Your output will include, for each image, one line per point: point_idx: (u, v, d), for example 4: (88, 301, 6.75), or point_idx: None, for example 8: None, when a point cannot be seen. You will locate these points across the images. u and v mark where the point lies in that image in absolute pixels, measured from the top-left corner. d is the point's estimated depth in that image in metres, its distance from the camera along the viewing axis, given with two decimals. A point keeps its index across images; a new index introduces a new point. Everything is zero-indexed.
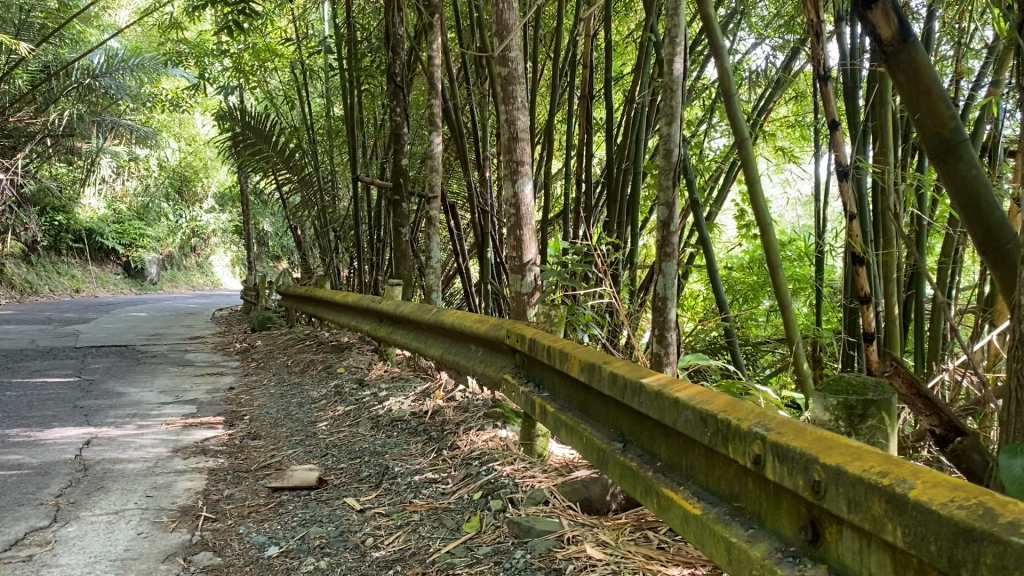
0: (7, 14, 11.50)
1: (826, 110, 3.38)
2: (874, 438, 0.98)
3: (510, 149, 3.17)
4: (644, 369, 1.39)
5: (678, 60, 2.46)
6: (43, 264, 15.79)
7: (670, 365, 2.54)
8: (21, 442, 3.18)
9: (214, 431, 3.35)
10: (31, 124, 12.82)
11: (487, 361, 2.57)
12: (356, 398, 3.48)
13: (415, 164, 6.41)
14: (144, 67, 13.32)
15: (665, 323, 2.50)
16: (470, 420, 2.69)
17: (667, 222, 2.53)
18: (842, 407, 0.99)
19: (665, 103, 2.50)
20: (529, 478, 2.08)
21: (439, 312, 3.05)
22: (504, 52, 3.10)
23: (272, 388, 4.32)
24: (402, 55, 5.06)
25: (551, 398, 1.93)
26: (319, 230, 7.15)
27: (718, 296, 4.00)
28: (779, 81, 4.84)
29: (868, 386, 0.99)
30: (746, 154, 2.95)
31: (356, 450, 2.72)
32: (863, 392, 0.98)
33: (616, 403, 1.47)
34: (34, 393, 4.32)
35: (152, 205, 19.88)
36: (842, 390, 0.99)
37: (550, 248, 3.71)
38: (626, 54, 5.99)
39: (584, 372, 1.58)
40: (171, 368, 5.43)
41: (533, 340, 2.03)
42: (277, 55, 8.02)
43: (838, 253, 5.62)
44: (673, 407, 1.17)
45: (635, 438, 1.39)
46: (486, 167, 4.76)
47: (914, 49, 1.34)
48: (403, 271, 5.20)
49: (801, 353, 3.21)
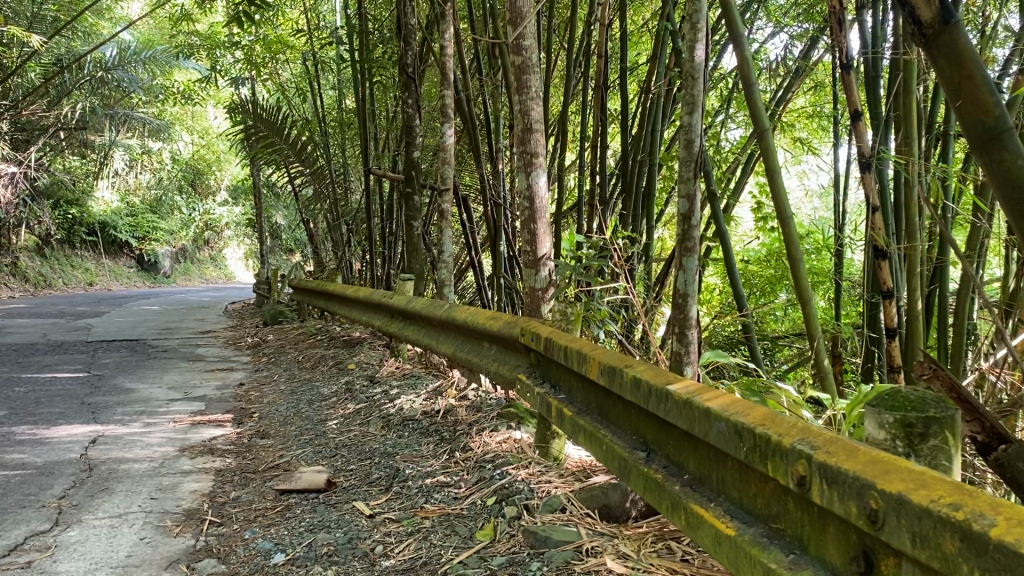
0: (19, 6, 11.48)
1: (848, 99, 3.27)
2: (936, 459, 0.92)
3: (524, 141, 3.07)
4: (668, 375, 1.30)
5: (699, 46, 2.38)
6: (57, 257, 15.80)
7: (690, 365, 2.45)
8: (26, 440, 3.12)
9: (223, 429, 3.28)
10: (44, 117, 12.83)
11: (501, 360, 2.48)
12: (367, 396, 3.41)
13: (427, 156, 6.33)
14: (156, 59, 13.51)
15: (686, 320, 2.40)
16: (483, 420, 2.61)
17: (688, 216, 2.43)
18: (900, 425, 0.93)
19: (686, 91, 2.40)
20: (545, 483, 2.00)
21: (451, 308, 2.97)
22: (518, 40, 3.00)
23: (282, 384, 4.25)
24: (414, 45, 4.97)
25: (568, 400, 1.85)
26: (331, 223, 7.09)
27: (737, 292, 3.89)
28: (798, 70, 4.73)
29: (928, 402, 0.94)
30: (766, 144, 2.85)
31: (366, 451, 2.65)
32: (922, 408, 0.93)
33: (638, 409, 1.38)
34: (42, 389, 4.28)
35: (166, 199, 19.90)
36: (899, 406, 0.93)
37: (564, 242, 3.62)
38: (641, 44, 5.90)
39: (604, 375, 1.50)
40: (181, 363, 5.38)
41: (549, 339, 1.94)
42: (287, 46, 7.95)
43: (858, 246, 5.51)
44: (704, 418, 1.08)
45: (660, 448, 1.30)
46: (500, 159, 4.67)
47: (957, 31, 1.20)
48: (415, 265, 5.12)
49: (822, 349, 3.12)
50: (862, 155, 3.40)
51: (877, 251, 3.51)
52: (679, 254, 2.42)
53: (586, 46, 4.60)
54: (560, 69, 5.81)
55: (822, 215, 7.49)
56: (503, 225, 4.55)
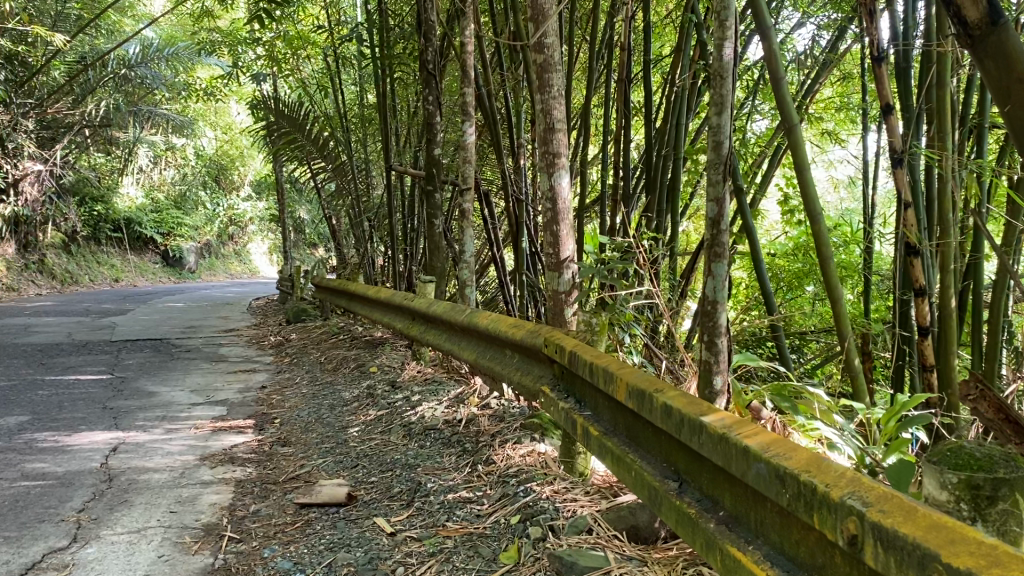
0: (44, 5, 11.54)
1: (879, 93, 3.17)
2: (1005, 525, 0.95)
3: (546, 141, 2.99)
4: (702, 403, 1.24)
5: (728, 45, 2.28)
6: (83, 253, 15.91)
7: (720, 375, 2.38)
8: (48, 448, 3.11)
9: (244, 436, 3.25)
10: (69, 115, 12.91)
11: (524, 370, 2.42)
12: (388, 402, 3.36)
13: (449, 152, 6.27)
14: (178, 56, 13.60)
15: (715, 328, 2.33)
16: (506, 431, 2.56)
17: (717, 219, 2.34)
18: (966, 487, 0.96)
19: (715, 91, 2.32)
20: (570, 501, 1.94)
21: (473, 314, 2.91)
22: (539, 37, 2.91)
23: (304, 388, 4.22)
24: (434, 41, 4.90)
25: (594, 418, 1.78)
26: (352, 220, 7.05)
27: (766, 296, 3.89)
28: (826, 61, 4.61)
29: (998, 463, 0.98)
30: (796, 141, 2.74)
31: (387, 462, 2.60)
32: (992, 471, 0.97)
33: (668, 436, 1.32)
34: (65, 393, 4.27)
35: (190, 194, 19.98)
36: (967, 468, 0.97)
37: (587, 241, 3.55)
38: (664, 36, 5.80)
39: (632, 398, 1.43)
40: (204, 364, 5.37)
41: (573, 353, 1.88)
42: (308, 42, 7.91)
43: (887, 240, 5.38)
44: (741, 458, 1.02)
45: (694, 480, 1.24)
46: (522, 155, 4.59)
47: (1006, 32, 1.12)
48: (436, 264, 5.07)
49: (853, 348, 3.04)
50: (893, 150, 3.31)
51: (909, 248, 3.42)
52: (708, 259, 2.34)
53: (609, 39, 4.50)
54: (583, 62, 5.72)
55: (850, 208, 7.34)
56: (524, 220, 4.47)
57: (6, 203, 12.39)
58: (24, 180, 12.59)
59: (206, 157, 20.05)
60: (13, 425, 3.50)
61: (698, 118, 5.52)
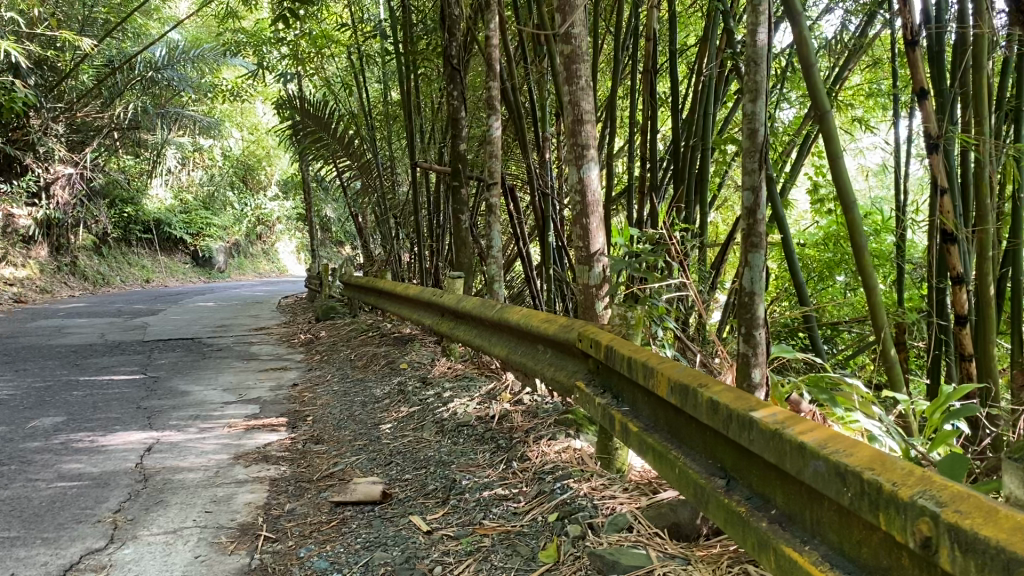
0: (71, 9, 11.66)
1: (913, 77, 3.09)
2: None
3: (574, 133, 2.94)
4: (750, 398, 1.21)
5: (761, 30, 2.22)
6: (114, 254, 16.09)
7: (759, 367, 2.33)
8: (83, 448, 3.13)
9: (276, 434, 3.25)
10: (98, 119, 13.05)
11: (557, 365, 2.39)
12: (420, 399, 3.34)
13: (474, 147, 6.23)
14: (204, 58, 13.69)
15: (753, 321, 2.28)
16: (540, 427, 2.53)
17: (754, 208, 2.28)
18: None
19: (749, 77, 2.26)
20: (609, 499, 1.91)
21: (504, 309, 2.88)
22: (567, 28, 2.87)
23: (335, 385, 4.21)
24: (458, 36, 4.87)
25: (633, 414, 1.75)
26: (379, 217, 7.04)
27: (798, 288, 3.84)
28: (856, 46, 4.51)
29: None
30: (829, 128, 2.67)
31: (421, 459, 2.58)
32: None
33: (714, 432, 1.28)
34: (99, 393, 4.30)
35: (218, 194, 20.16)
36: None
37: (617, 233, 3.50)
38: (690, 25, 5.72)
39: (675, 393, 1.40)
40: (235, 363, 5.39)
41: (610, 348, 1.84)
42: (332, 41, 7.92)
43: (921, 228, 5.27)
44: (797, 455, 0.99)
45: (742, 477, 1.21)
46: (547, 148, 4.54)
47: None
48: (464, 259, 5.04)
49: (888, 338, 2.97)
50: (928, 136, 3.23)
51: (946, 235, 3.35)
52: (745, 250, 2.28)
53: (634, 28, 4.44)
54: (607, 53, 5.66)
55: (881, 196, 7.21)
56: (551, 214, 4.42)
57: (38, 207, 12.57)
58: (55, 184, 12.75)
59: (233, 157, 20.24)
60: (48, 426, 3.52)
61: (726, 107, 5.45)
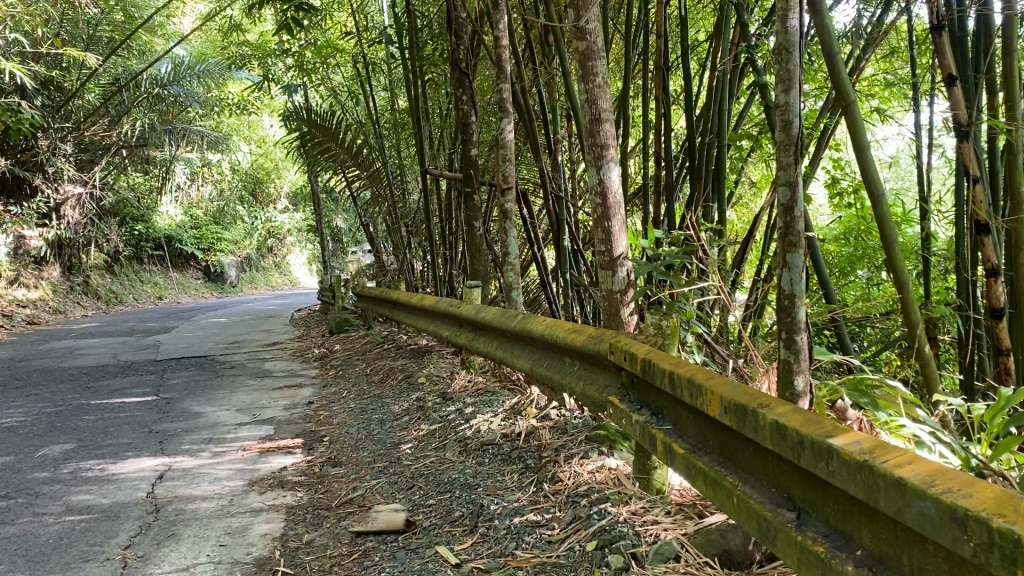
0: (76, 30, 11.66)
1: (941, 64, 2.94)
2: None
3: (592, 131, 2.77)
4: (822, 421, 1.09)
5: (793, 15, 2.07)
6: (126, 273, 16.04)
7: (801, 376, 2.17)
8: (93, 478, 3.01)
9: (292, 457, 3.13)
10: (106, 137, 13.02)
11: (586, 379, 2.24)
12: (440, 415, 3.21)
13: (484, 152, 6.09)
14: (210, 73, 13.61)
15: (794, 325, 2.13)
16: (570, 444, 2.39)
17: (790, 206, 2.12)
18: None
19: (780, 67, 2.11)
20: (652, 525, 1.77)
21: (526, 320, 2.74)
22: (582, 25, 2.72)
23: (351, 402, 4.08)
24: (466, 39, 4.74)
25: (676, 432, 1.61)
26: (390, 226, 6.91)
27: (825, 285, 3.68)
28: (875, 34, 4.32)
29: None
30: (855, 120, 2.45)
31: (445, 481, 2.44)
32: None
33: (778, 459, 1.17)
34: (111, 417, 4.19)
35: (227, 209, 20.12)
36: None
37: (639, 236, 3.34)
38: (702, 21, 5.56)
39: (727, 412, 1.27)
40: (248, 381, 5.27)
41: (647, 359, 1.71)
42: (337, 50, 7.81)
43: (945, 220, 5.09)
44: (894, 492, 0.88)
45: (817, 511, 1.08)
46: (561, 150, 4.38)
47: None
48: (479, 267, 4.91)
49: (924, 335, 2.80)
50: (957, 123, 3.09)
51: (978, 226, 3.19)
52: (782, 250, 2.13)
53: (645, 25, 4.28)
54: (617, 51, 5.52)
55: (900, 188, 7.02)
56: (566, 218, 4.27)
57: (49, 227, 12.56)
58: (65, 203, 12.75)
59: (242, 171, 20.22)
60: (58, 454, 3.41)
61: (740, 102, 5.29)
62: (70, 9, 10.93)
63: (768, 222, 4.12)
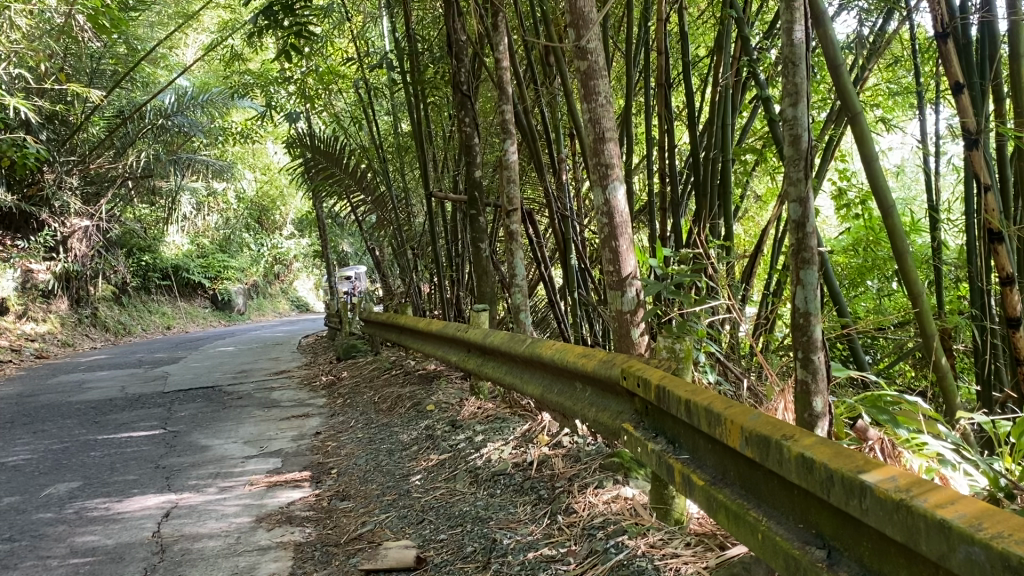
0: (79, 64, 11.71)
1: (948, 72, 2.90)
2: None
3: (597, 150, 2.71)
4: (850, 454, 1.05)
5: (798, 27, 2.02)
6: (135, 304, 16.05)
7: (819, 397, 2.09)
8: (98, 517, 2.96)
9: (300, 491, 3.06)
10: (111, 169, 13.07)
11: (598, 405, 2.18)
12: (450, 444, 3.15)
13: (488, 174, 6.05)
14: (213, 102, 13.64)
15: (810, 344, 2.06)
16: (584, 473, 2.32)
17: (803, 222, 2.06)
18: None
19: (787, 79, 2.05)
20: (672, 559, 1.70)
21: (535, 344, 2.68)
22: (582, 43, 2.67)
23: (360, 432, 4.02)
24: (467, 62, 4.72)
25: (695, 462, 1.55)
26: (396, 251, 6.87)
27: (837, 299, 3.59)
28: (876, 45, 4.27)
29: None
30: (862, 131, 2.37)
31: (456, 515, 2.38)
32: None
33: (805, 495, 1.12)
34: (117, 453, 4.14)
35: (234, 237, 20.18)
36: None
37: (647, 256, 3.28)
38: (702, 36, 5.53)
39: (749, 443, 1.23)
40: (255, 411, 5.22)
41: (660, 386, 1.65)
42: (339, 76, 7.82)
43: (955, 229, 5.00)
44: (937, 536, 0.84)
45: (850, 549, 1.03)
46: (565, 170, 4.34)
47: None
48: (486, 289, 4.85)
49: (939, 349, 2.71)
50: (966, 133, 3.03)
51: (990, 235, 3.10)
52: (796, 267, 2.07)
53: (645, 42, 4.25)
54: (618, 69, 5.50)
55: (908, 198, 6.93)
56: (572, 237, 4.20)
57: (57, 260, 12.63)
58: (73, 237, 12.80)
59: (247, 199, 20.32)
60: (63, 493, 3.36)
61: (743, 116, 5.25)
62: (73, 43, 11.02)
63: (777, 236, 4.05)
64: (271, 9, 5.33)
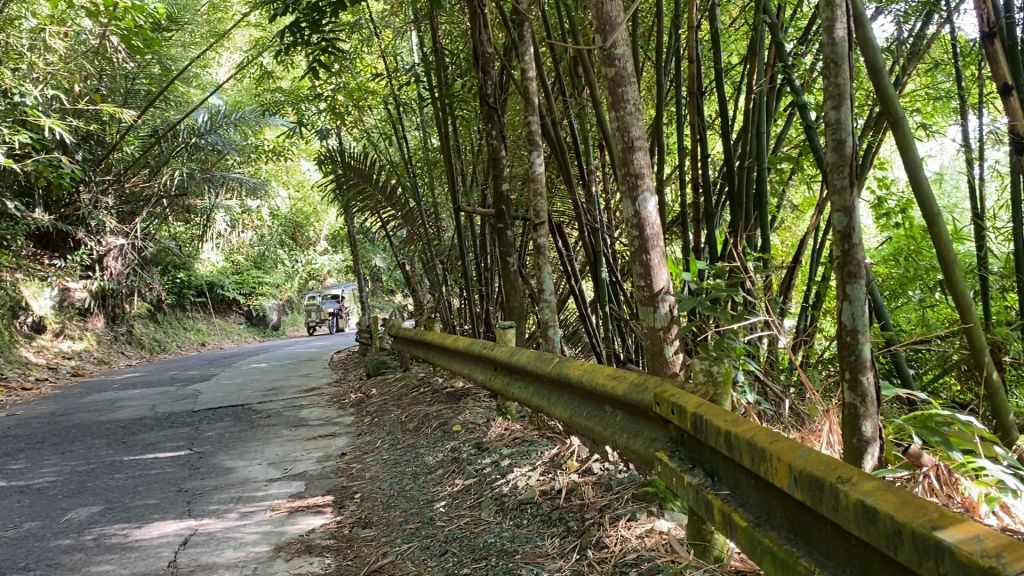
0: (114, 84, 11.79)
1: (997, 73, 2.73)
2: None
3: (625, 160, 2.58)
4: (922, 504, 0.94)
5: (839, 25, 1.88)
6: (170, 321, 16.15)
7: (870, 422, 1.92)
8: (114, 545, 2.87)
9: (321, 517, 2.96)
10: (146, 188, 13.17)
11: (630, 431, 2.05)
12: (476, 469, 3.02)
13: (516, 188, 5.92)
14: (246, 120, 13.63)
15: (858, 364, 1.91)
16: (616, 503, 2.19)
17: (849, 233, 1.91)
18: None
19: (829, 82, 1.92)
20: None
21: (563, 364, 2.55)
22: (609, 48, 2.53)
23: (385, 454, 3.91)
24: (494, 74, 4.60)
25: (735, 498, 1.41)
26: (425, 266, 6.76)
27: (880, 311, 3.41)
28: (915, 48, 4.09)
29: None
30: (905, 137, 2.20)
31: (480, 547, 2.26)
32: None
33: (868, 551, 1.00)
34: (140, 476, 4.07)
35: (268, 253, 20.27)
36: None
37: (678, 271, 3.13)
38: (734, 43, 5.36)
39: (799, 484, 1.12)
40: (283, 431, 5.14)
41: (696, 414, 1.53)
42: (368, 92, 7.74)
43: (1003, 238, 4.76)
44: None
45: None
46: (594, 182, 4.20)
47: None
48: (515, 304, 4.72)
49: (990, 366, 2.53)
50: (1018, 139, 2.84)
51: None
52: (841, 280, 1.92)
53: (675, 49, 4.09)
54: (649, 78, 5.36)
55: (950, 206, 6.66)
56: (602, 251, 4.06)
57: (92, 279, 12.74)
58: (108, 255, 12.92)
59: (281, 216, 20.40)
60: (84, 518, 3.29)
61: (779, 125, 5.08)
62: (109, 64, 11.10)
63: (817, 246, 3.86)
64: (298, 26, 5.21)
